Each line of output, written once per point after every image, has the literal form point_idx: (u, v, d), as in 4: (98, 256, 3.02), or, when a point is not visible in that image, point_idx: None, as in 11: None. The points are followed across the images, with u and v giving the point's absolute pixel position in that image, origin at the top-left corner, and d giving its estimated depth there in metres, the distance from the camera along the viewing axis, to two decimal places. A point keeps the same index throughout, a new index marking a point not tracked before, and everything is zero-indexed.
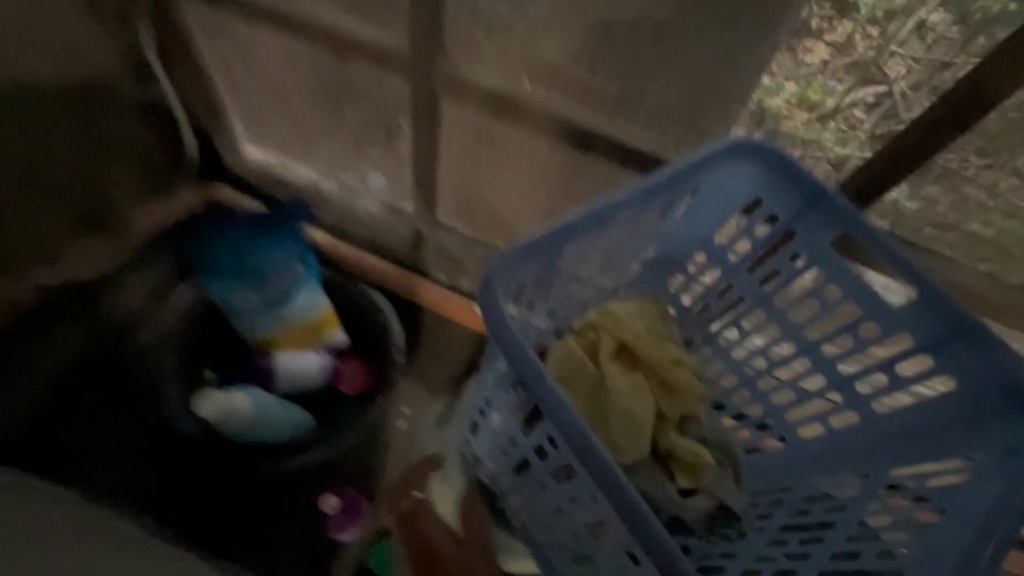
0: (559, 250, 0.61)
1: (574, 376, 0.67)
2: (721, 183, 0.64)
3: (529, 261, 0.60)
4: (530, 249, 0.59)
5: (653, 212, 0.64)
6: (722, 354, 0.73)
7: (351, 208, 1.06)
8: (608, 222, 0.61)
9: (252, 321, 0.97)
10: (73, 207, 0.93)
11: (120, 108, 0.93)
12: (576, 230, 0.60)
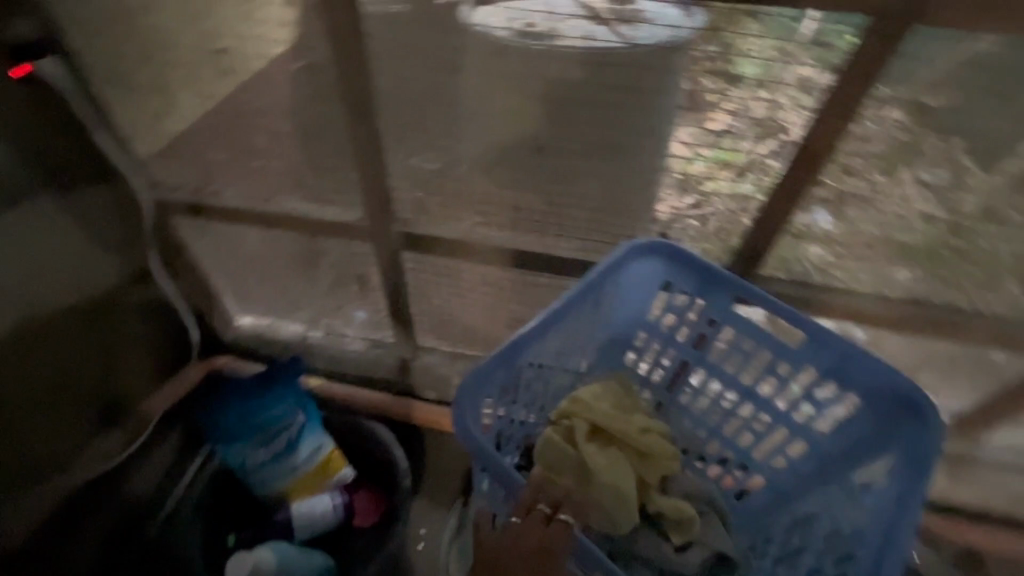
0: (516, 362, 0.72)
1: (560, 464, 0.74)
2: (635, 276, 0.78)
3: (490, 378, 0.70)
4: (487, 370, 0.70)
5: (588, 310, 0.77)
6: (684, 412, 0.85)
7: (341, 351, 1.19)
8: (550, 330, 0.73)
9: (265, 476, 1.04)
10: (94, 409, 0.97)
11: (124, 312, 0.99)
12: (525, 342, 0.72)
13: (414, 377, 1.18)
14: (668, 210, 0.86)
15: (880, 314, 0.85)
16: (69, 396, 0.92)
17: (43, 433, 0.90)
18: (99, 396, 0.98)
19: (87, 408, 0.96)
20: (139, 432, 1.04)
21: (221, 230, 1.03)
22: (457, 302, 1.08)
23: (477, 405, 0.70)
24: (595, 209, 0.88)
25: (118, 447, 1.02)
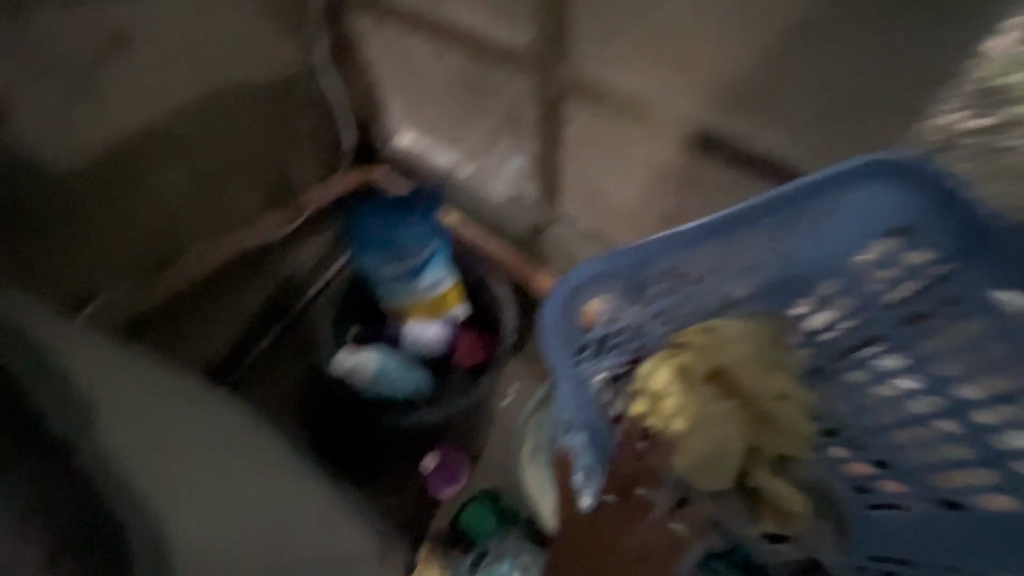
0: (649, 269, 0.58)
1: (667, 393, 0.62)
2: (863, 204, 0.55)
3: (606, 279, 0.58)
4: (604, 266, 0.57)
5: (774, 233, 0.58)
6: (847, 390, 0.65)
7: (482, 193, 1.16)
8: (708, 242, 0.57)
9: (387, 288, 1.10)
10: (266, 183, 1.08)
11: (297, 100, 1.05)
12: (667, 247, 0.57)
13: (544, 243, 1.12)
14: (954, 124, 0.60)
15: None
16: (243, 164, 1.01)
17: (223, 191, 1.00)
18: (267, 173, 1.07)
19: (256, 180, 1.05)
20: (297, 217, 1.13)
21: (393, 36, 0.98)
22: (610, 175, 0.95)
23: (579, 305, 0.59)
24: None
25: (282, 225, 1.11)
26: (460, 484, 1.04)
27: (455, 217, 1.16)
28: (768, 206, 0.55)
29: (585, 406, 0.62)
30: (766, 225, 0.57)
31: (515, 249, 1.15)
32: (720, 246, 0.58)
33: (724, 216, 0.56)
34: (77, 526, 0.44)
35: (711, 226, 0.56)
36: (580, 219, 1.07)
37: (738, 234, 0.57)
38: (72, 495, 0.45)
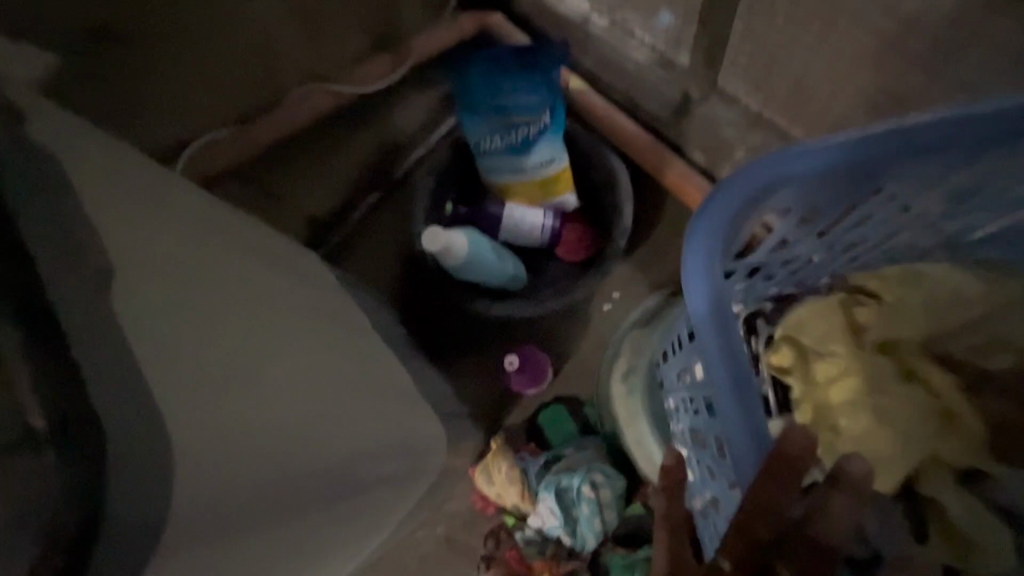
0: (838, 185, 0.49)
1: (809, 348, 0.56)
2: None
3: (785, 192, 0.48)
4: (790, 174, 0.47)
5: (995, 156, 0.49)
6: None
7: (617, 54, 0.92)
8: (920, 157, 0.48)
9: (491, 163, 0.96)
10: (373, 23, 0.94)
11: None
12: (873, 157, 0.47)
13: (687, 125, 0.88)
14: None
15: None
16: None
17: (323, 29, 0.88)
18: (370, 10, 0.92)
19: (357, 18, 0.91)
20: (401, 65, 0.98)
21: None
22: None
23: (743, 227, 0.49)
24: None
25: (385, 74, 0.97)
26: (540, 388, 0.96)
27: (580, 84, 0.95)
28: (1004, 117, 0.47)
29: (737, 382, 0.47)
30: (995, 145, 0.48)
31: (648, 129, 0.93)
32: (946, 158, 0.48)
33: (952, 120, 0.46)
34: (56, 431, 0.29)
35: (928, 134, 0.47)
36: (744, 98, 0.83)
37: (970, 146, 0.48)
38: (37, 373, 0.30)
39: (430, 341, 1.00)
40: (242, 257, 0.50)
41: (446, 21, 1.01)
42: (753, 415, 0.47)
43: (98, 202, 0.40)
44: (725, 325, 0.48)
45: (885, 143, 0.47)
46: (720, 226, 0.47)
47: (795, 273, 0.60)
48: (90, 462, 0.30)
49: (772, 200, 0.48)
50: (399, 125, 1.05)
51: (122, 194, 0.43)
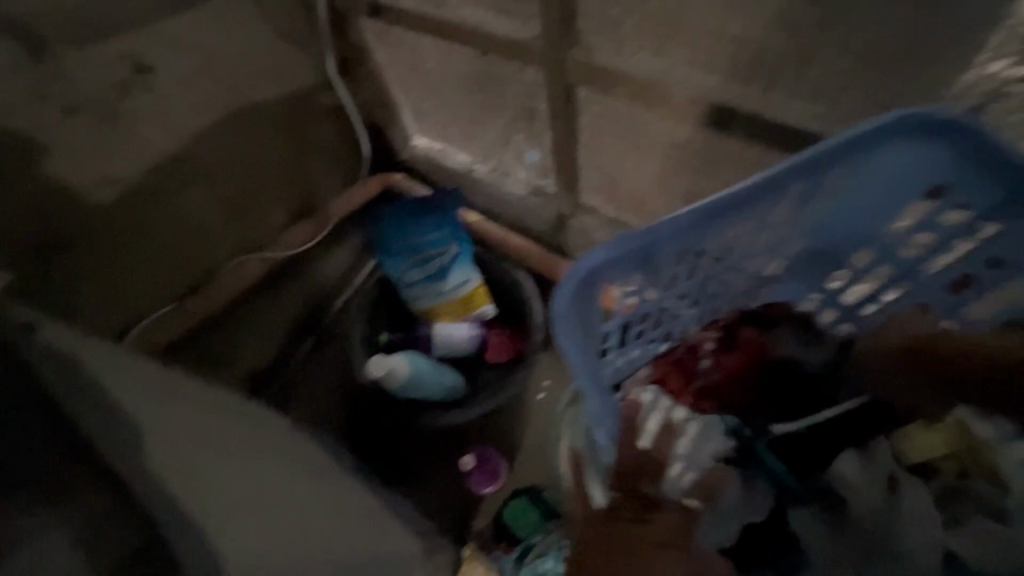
0: (646, 253, 0.60)
1: (671, 376, 0.75)
2: (897, 164, 0.59)
3: (605, 269, 0.59)
4: (605, 260, 0.58)
5: (752, 217, 0.61)
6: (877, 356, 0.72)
7: (500, 191, 1.14)
8: (710, 218, 0.59)
9: (415, 293, 1.12)
10: (294, 197, 1.10)
11: (316, 111, 1.06)
12: (663, 234, 0.59)
13: (567, 236, 1.10)
14: (984, 80, 0.54)
15: None
16: (268, 182, 1.04)
17: (250, 210, 1.03)
18: (291, 189, 1.09)
19: (283, 194, 1.07)
20: (324, 226, 1.14)
21: (397, 37, 0.96)
22: (625, 160, 0.90)
23: (592, 296, 0.59)
24: (865, 57, 0.58)
25: (309, 237, 1.12)
26: (499, 484, 1.03)
27: (477, 217, 1.17)
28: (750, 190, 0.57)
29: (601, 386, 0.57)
30: (770, 197, 0.59)
31: (539, 243, 1.14)
32: (743, 220, 0.60)
33: (713, 201, 0.57)
34: (136, 553, 0.37)
35: (710, 202, 0.57)
36: (604, 210, 1.03)
37: (755, 208, 0.59)
38: (117, 515, 0.38)
39: (388, 463, 1.05)
40: (215, 420, 0.57)
41: (358, 185, 1.19)
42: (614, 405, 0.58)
43: (117, 375, 0.49)
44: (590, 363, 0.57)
45: (669, 224, 0.58)
46: (571, 307, 0.57)
47: (662, 326, 0.71)
48: (158, 560, 0.37)
49: (603, 280, 0.59)
50: (327, 273, 1.18)
51: (122, 370, 0.51)
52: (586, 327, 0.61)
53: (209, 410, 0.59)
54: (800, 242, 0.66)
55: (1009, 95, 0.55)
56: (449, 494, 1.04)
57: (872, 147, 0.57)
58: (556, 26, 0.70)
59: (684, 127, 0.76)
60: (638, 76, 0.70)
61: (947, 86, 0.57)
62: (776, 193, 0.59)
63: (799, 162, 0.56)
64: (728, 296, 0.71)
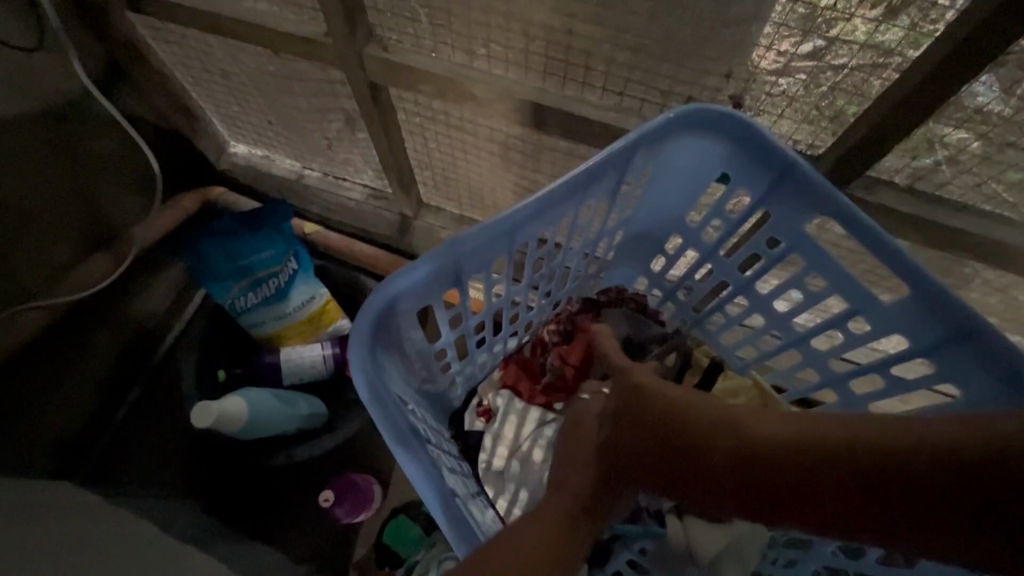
0: (453, 272, 0.56)
1: (520, 378, 0.75)
2: (678, 158, 0.62)
3: (413, 293, 0.54)
4: (406, 288, 0.53)
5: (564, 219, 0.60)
6: (700, 327, 0.77)
7: (336, 196, 1.07)
8: (513, 229, 0.57)
9: (253, 319, 1.00)
10: (83, 226, 0.93)
11: (91, 122, 0.89)
12: (466, 251, 0.55)
13: (414, 237, 1.06)
14: (776, 58, 0.57)
15: (999, 242, 0.62)
16: (37, 218, 0.86)
17: (18, 247, 0.84)
18: (73, 219, 0.91)
19: (61, 228, 0.89)
20: (124, 256, 0.96)
21: (177, 34, 0.83)
22: (454, 157, 0.88)
23: (395, 329, 0.54)
24: (639, 50, 0.60)
25: (108, 271, 0.95)
26: (370, 510, 0.97)
27: (315, 227, 1.08)
28: (554, 195, 0.56)
29: (405, 432, 0.49)
30: (571, 199, 0.58)
31: (386, 247, 1.09)
32: (549, 224, 0.60)
33: (514, 212, 0.55)
34: None
35: (509, 214, 0.55)
36: (446, 206, 1.03)
37: (558, 211, 0.58)
38: None
39: (246, 512, 0.96)
40: None
41: (168, 206, 1.02)
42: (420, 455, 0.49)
43: None
44: (390, 408, 0.50)
45: (470, 239, 0.54)
46: (365, 349, 0.51)
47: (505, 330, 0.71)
48: None
49: (405, 310, 0.54)
50: (146, 310, 1.01)
51: None
52: (397, 360, 0.56)
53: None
54: (615, 234, 0.69)
55: (785, 74, 0.59)
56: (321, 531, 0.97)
57: (662, 142, 0.59)
58: (341, 23, 0.65)
59: (497, 124, 0.75)
60: (439, 73, 0.67)
61: (714, 74, 0.61)
62: (577, 195, 0.59)
63: (597, 162, 0.57)
64: (568, 287, 0.73)
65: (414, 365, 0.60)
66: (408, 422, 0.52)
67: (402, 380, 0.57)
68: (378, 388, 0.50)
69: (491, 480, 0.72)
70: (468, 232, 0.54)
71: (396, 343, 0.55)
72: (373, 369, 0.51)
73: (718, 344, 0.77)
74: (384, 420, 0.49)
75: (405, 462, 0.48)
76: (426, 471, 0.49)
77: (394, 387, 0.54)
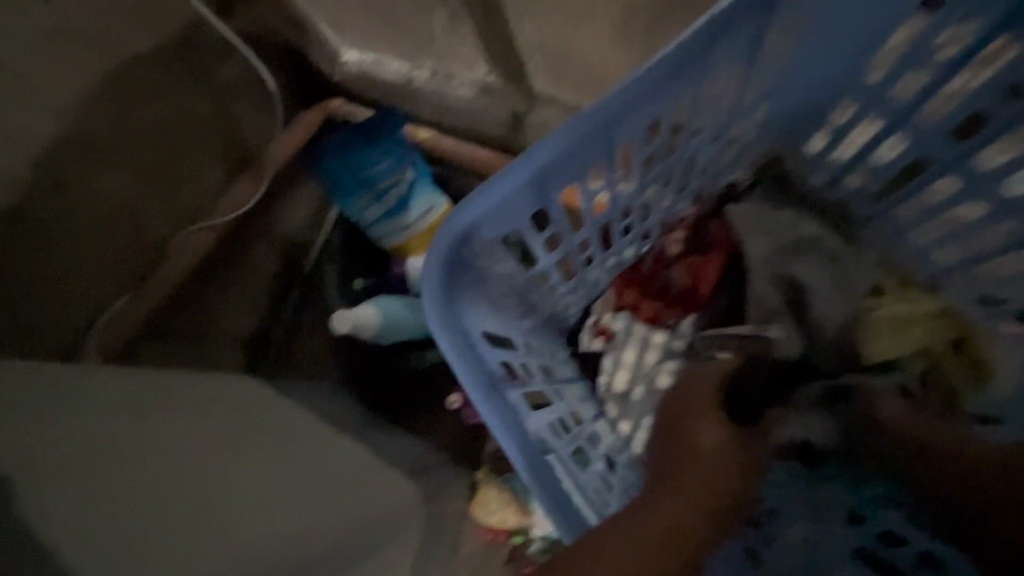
0: (540, 187, 0.48)
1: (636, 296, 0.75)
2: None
3: (492, 217, 0.47)
4: (482, 213, 0.47)
5: (676, 100, 0.49)
6: (885, 225, 0.67)
7: (444, 95, 1.00)
8: (609, 125, 0.46)
9: (378, 231, 1.02)
10: (228, 149, 1.01)
11: (210, 50, 0.92)
12: (550, 159, 0.46)
13: (526, 136, 0.97)
14: None
15: None
16: (189, 145, 0.94)
17: (181, 174, 0.94)
18: (218, 142, 0.99)
19: (207, 153, 0.97)
20: (264, 176, 1.03)
21: None
22: None
23: (473, 260, 0.49)
24: None
25: (253, 190, 1.03)
26: None
27: (428, 133, 1.05)
28: (651, 80, 0.45)
29: (485, 390, 0.47)
30: (683, 76, 0.47)
31: (499, 149, 1.01)
32: (656, 113, 0.49)
33: (609, 101, 0.45)
34: None
35: (600, 106, 0.45)
36: (563, 96, 0.91)
37: (667, 94, 0.47)
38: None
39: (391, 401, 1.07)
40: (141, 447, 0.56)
41: (296, 122, 1.07)
42: (503, 416, 0.47)
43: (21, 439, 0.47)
44: (469, 360, 0.47)
45: (553, 145, 0.45)
46: (441, 292, 0.47)
47: (618, 246, 0.63)
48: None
49: (485, 239, 0.49)
50: (295, 223, 1.13)
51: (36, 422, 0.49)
52: (484, 294, 0.51)
53: (117, 426, 0.57)
54: (759, 113, 0.59)
55: None
56: (455, 426, 1.06)
57: None
58: None
59: None
60: None
61: None
62: (691, 69, 0.47)
63: (703, 28, 0.44)
64: (696, 181, 0.63)
65: (507, 296, 0.55)
66: (492, 374, 0.48)
67: (491, 317, 0.53)
68: (458, 342, 0.47)
69: (612, 402, 0.71)
70: (546, 137, 0.45)
71: (481, 279, 0.50)
72: (452, 316, 0.47)
73: (903, 245, 0.66)
74: (464, 375, 0.46)
75: (488, 415, 0.47)
76: (509, 423, 0.47)
77: (479, 329, 0.50)
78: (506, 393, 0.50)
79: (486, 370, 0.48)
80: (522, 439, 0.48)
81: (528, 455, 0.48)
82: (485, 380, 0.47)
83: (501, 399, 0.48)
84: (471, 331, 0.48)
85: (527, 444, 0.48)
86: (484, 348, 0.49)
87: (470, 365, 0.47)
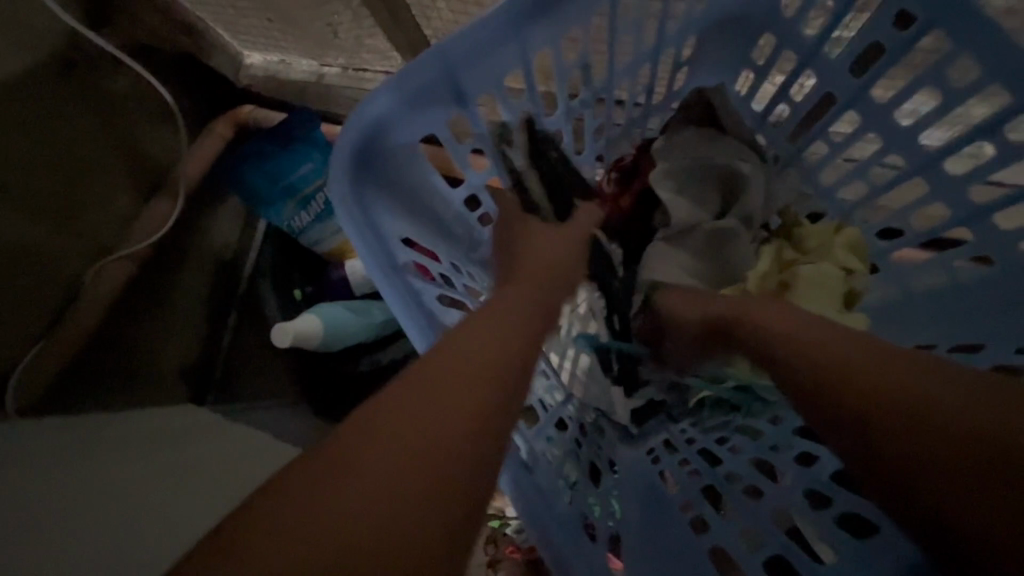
0: (449, 89, 0.56)
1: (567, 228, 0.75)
2: None
3: (403, 119, 0.56)
4: (390, 111, 0.55)
5: (569, 22, 0.57)
6: (798, 166, 0.74)
7: (359, 89, 0.98)
8: (505, 33, 0.55)
9: (311, 237, 0.99)
10: (132, 172, 0.94)
11: (93, 67, 0.86)
12: (451, 58, 0.54)
13: None
14: None
15: None
16: (86, 174, 0.88)
17: (82, 206, 0.88)
18: (119, 166, 0.92)
19: (113, 176, 0.92)
20: (177, 197, 0.97)
21: None
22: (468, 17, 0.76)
23: (384, 160, 0.57)
24: None
25: (169, 213, 0.97)
26: None
27: None
28: None
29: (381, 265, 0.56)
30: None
31: None
32: (552, 32, 0.57)
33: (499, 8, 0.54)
34: None
35: (491, 17, 0.54)
36: None
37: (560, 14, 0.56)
38: None
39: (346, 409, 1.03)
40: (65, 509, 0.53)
41: (206, 133, 1.01)
42: (404, 297, 0.56)
43: None
44: (376, 249, 0.56)
45: (453, 47, 0.54)
46: (358, 188, 0.56)
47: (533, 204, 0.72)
48: None
49: (396, 144, 0.57)
50: (221, 240, 1.08)
51: None
52: (404, 201, 0.60)
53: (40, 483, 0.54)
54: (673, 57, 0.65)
55: None
56: None
57: None
58: None
59: None
60: None
61: None
62: None
63: None
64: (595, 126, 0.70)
65: (434, 206, 0.64)
66: (398, 264, 0.58)
67: (413, 226, 0.61)
68: (366, 233, 0.56)
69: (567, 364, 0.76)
70: (437, 47, 0.54)
71: (399, 185, 0.59)
72: (363, 210, 0.56)
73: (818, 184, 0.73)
74: (364, 251, 0.56)
75: (385, 288, 0.56)
76: (406, 298, 0.56)
77: (395, 230, 0.59)
78: (418, 291, 0.59)
79: (388, 254, 0.57)
80: (427, 324, 0.57)
81: (426, 334, 0.56)
82: (384, 267, 0.56)
83: (398, 277, 0.57)
84: (383, 230, 0.57)
85: (430, 336, 0.56)
86: (397, 251, 0.58)
87: (376, 248, 0.56)
